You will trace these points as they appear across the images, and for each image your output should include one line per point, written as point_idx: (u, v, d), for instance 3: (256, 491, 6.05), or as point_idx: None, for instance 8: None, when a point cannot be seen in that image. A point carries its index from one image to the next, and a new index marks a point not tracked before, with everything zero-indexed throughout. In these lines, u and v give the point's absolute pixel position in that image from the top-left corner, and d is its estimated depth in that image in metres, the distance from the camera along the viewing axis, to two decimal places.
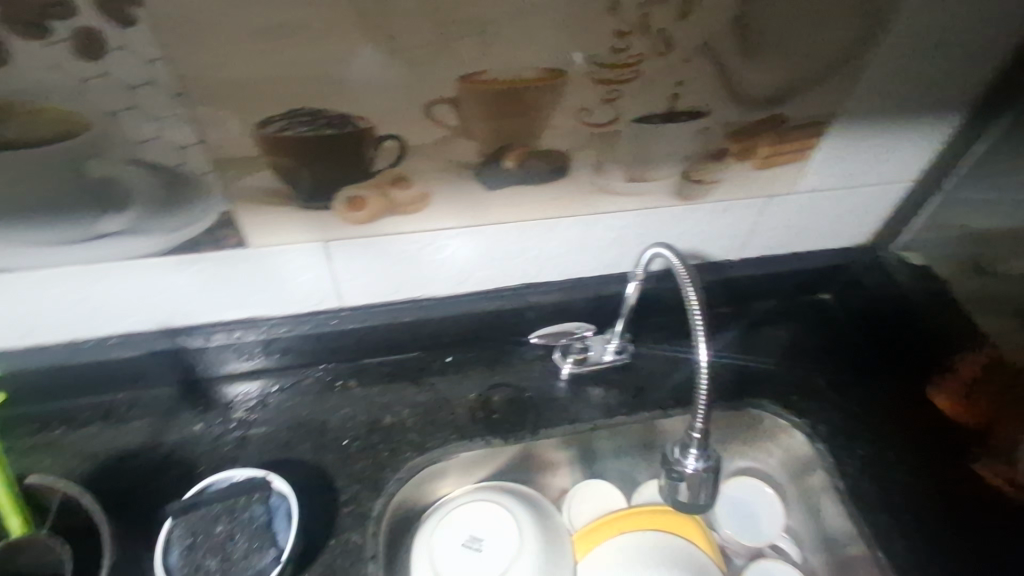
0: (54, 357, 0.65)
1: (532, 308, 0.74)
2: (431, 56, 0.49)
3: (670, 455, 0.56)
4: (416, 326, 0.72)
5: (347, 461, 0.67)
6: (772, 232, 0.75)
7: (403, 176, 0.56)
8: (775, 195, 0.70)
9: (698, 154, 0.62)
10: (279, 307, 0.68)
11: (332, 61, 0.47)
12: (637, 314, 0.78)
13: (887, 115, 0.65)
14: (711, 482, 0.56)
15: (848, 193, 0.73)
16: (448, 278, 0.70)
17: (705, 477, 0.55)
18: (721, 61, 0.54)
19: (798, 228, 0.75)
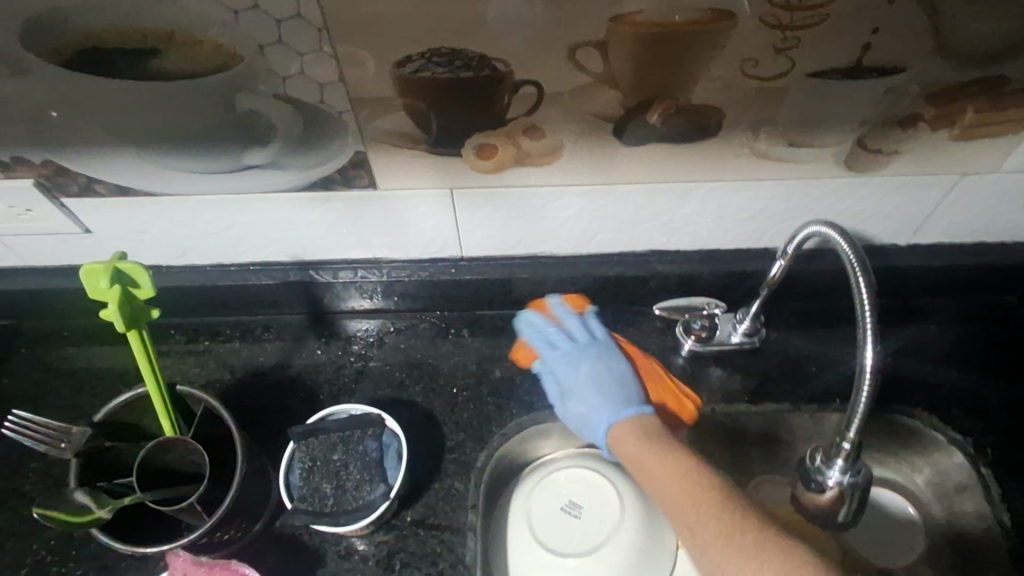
0: (201, 278, 0.70)
1: (657, 276, 0.68)
2: None
3: (809, 464, 0.51)
4: (534, 283, 0.70)
5: (456, 409, 0.68)
6: (957, 217, 0.63)
7: (537, 126, 0.53)
8: (970, 174, 0.58)
9: (881, 120, 0.52)
10: (402, 251, 0.68)
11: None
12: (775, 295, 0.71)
13: None
14: (855, 499, 0.50)
15: None
16: (572, 237, 0.66)
17: (851, 492, 0.50)
18: (932, 5, 0.45)
19: (992, 215, 0.63)
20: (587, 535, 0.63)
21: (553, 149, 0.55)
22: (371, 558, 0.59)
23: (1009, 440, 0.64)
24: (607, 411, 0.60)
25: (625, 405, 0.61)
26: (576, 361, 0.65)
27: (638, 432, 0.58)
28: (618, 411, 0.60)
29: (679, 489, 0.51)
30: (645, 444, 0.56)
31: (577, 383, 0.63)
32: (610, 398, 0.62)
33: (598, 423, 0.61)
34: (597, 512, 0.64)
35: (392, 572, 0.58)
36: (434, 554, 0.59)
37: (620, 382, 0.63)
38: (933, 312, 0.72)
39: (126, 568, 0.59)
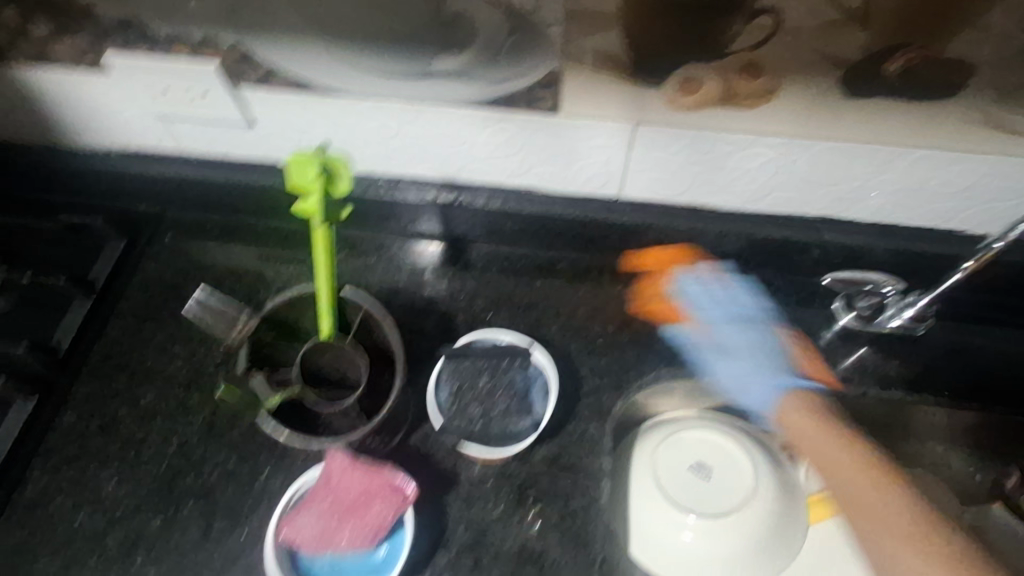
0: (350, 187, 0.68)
1: (823, 247, 0.64)
2: None
3: None
4: (689, 237, 0.67)
5: (593, 353, 0.67)
6: None
7: (757, 63, 0.49)
8: None
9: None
10: (559, 185, 0.66)
11: None
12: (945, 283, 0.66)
13: None
14: None
15: None
16: (743, 192, 0.62)
17: None
18: None
19: None
20: (715, 497, 0.60)
21: (765, 92, 0.51)
22: (502, 487, 0.59)
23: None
24: (767, 380, 0.64)
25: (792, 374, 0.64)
26: (752, 334, 0.66)
27: (815, 422, 0.60)
28: (784, 378, 0.64)
29: (857, 476, 0.56)
30: (870, 468, 0.56)
31: (737, 351, 0.65)
32: (771, 370, 0.64)
33: (757, 389, 0.64)
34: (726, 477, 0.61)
35: (523, 504, 0.58)
36: (564, 492, 0.59)
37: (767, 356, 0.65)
38: None
39: (264, 460, 0.60)
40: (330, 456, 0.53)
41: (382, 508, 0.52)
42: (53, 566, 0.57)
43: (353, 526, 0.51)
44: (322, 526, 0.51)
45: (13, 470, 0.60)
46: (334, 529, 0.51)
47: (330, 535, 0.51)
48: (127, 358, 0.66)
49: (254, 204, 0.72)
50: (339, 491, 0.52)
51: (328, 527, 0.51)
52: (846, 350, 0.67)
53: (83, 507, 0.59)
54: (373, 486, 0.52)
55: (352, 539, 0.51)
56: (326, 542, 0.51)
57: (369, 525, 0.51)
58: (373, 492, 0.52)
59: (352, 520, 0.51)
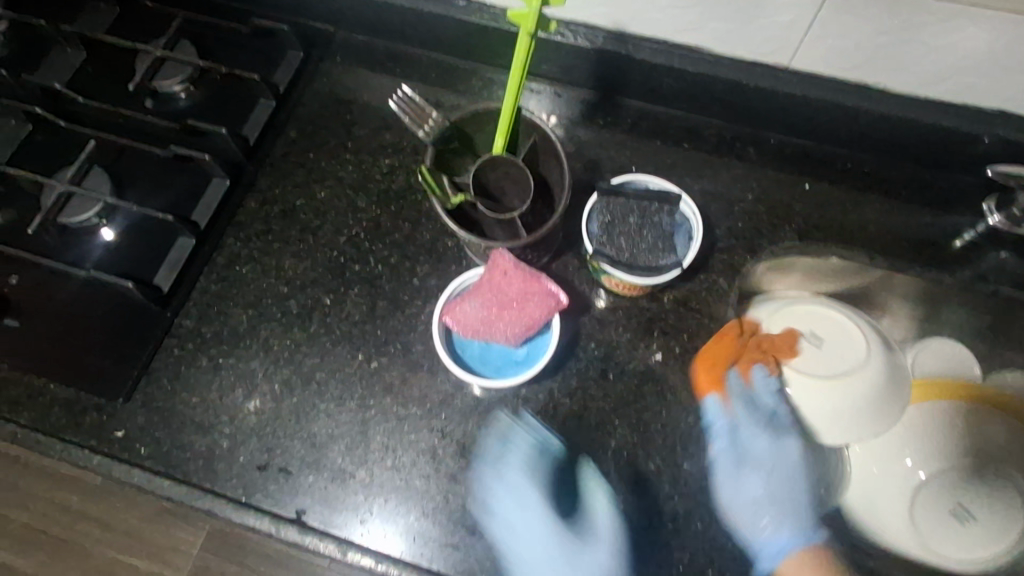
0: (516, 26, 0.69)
1: (991, 140, 0.64)
2: None
3: None
4: (852, 115, 0.67)
5: (731, 216, 0.71)
6: None
7: None
8: None
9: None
10: (730, 45, 0.65)
11: None
12: None
13: None
14: None
15: None
16: (924, 73, 0.61)
17: None
18: None
19: None
20: (827, 363, 0.65)
21: None
22: (633, 317, 0.66)
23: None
24: (788, 524, 0.65)
25: (798, 527, 0.65)
26: (776, 441, 0.67)
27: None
28: (787, 527, 0.65)
29: None
30: None
31: (765, 462, 0.66)
32: (783, 512, 0.66)
33: (775, 539, 0.64)
34: (842, 349, 0.66)
35: (651, 334, 0.65)
36: (690, 330, 0.66)
37: (791, 480, 0.67)
38: None
39: (424, 260, 0.68)
40: (495, 255, 0.60)
41: (537, 306, 0.59)
42: (244, 319, 0.66)
43: (510, 316, 0.59)
44: (483, 311, 0.60)
45: (208, 240, 0.69)
46: (494, 314, 0.59)
47: (490, 320, 0.60)
48: (304, 158, 0.74)
49: (423, 34, 0.75)
50: (501, 285, 0.59)
51: (489, 312, 0.59)
52: (989, 249, 0.70)
53: (269, 275, 0.68)
54: (531, 287, 0.60)
55: (508, 327, 0.60)
56: (486, 324, 0.60)
57: (524, 318, 0.59)
58: (532, 292, 0.59)
59: (510, 311, 0.59)
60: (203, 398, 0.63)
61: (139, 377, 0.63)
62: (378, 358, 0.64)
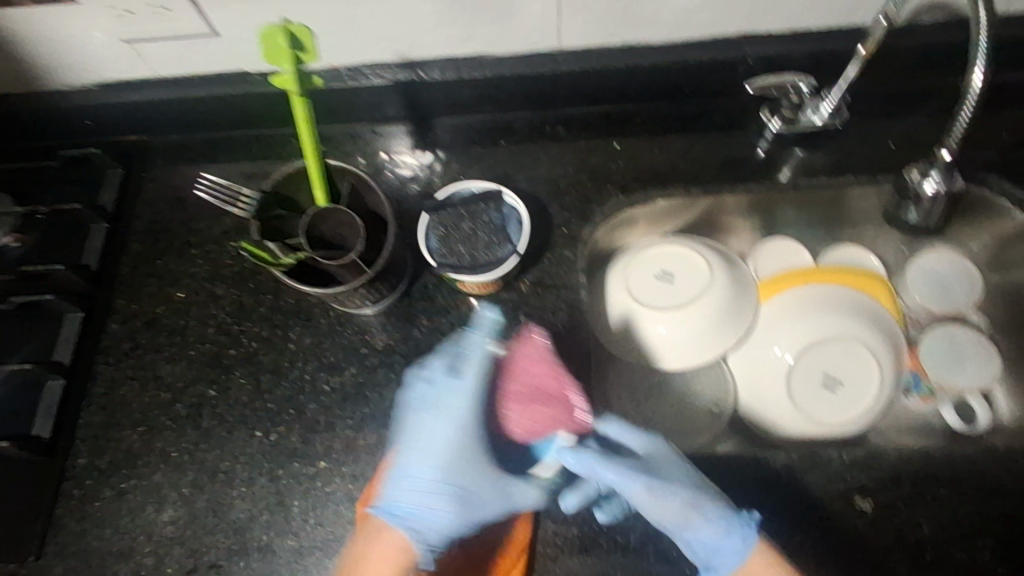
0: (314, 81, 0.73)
1: (749, 60, 0.71)
2: None
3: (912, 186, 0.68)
4: (630, 74, 0.73)
5: (561, 193, 0.77)
6: None
7: None
8: None
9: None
10: (503, 45, 0.71)
11: None
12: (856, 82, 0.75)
13: None
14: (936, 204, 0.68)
15: None
16: (670, 19, 0.68)
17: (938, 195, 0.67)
18: None
19: None
20: (677, 295, 0.71)
21: None
22: (498, 312, 0.71)
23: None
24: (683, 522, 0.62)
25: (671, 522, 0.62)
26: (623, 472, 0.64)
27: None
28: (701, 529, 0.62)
29: None
30: None
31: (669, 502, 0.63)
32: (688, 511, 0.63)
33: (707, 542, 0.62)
34: (687, 277, 0.72)
35: (518, 321, 0.70)
36: (553, 305, 0.71)
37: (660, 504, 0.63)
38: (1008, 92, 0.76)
39: (293, 323, 0.71)
40: (522, 333, 0.69)
41: (555, 412, 0.67)
42: (136, 438, 0.67)
43: (533, 409, 0.68)
44: (514, 395, 0.69)
45: (79, 374, 0.69)
46: (518, 399, 0.69)
47: (519, 408, 0.69)
48: (152, 266, 0.75)
49: (229, 116, 0.77)
50: (523, 372, 0.68)
51: (516, 402, 0.69)
52: (785, 151, 0.77)
53: (148, 388, 0.69)
54: (552, 387, 0.67)
55: (534, 420, 0.68)
56: (513, 404, 0.70)
57: (545, 418, 0.67)
58: (550, 388, 0.67)
59: (535, 407, 0.68)
60: (116, 526, 0.63)
61: (46, 530, 0.63)
62: (277, 430, 0.66)
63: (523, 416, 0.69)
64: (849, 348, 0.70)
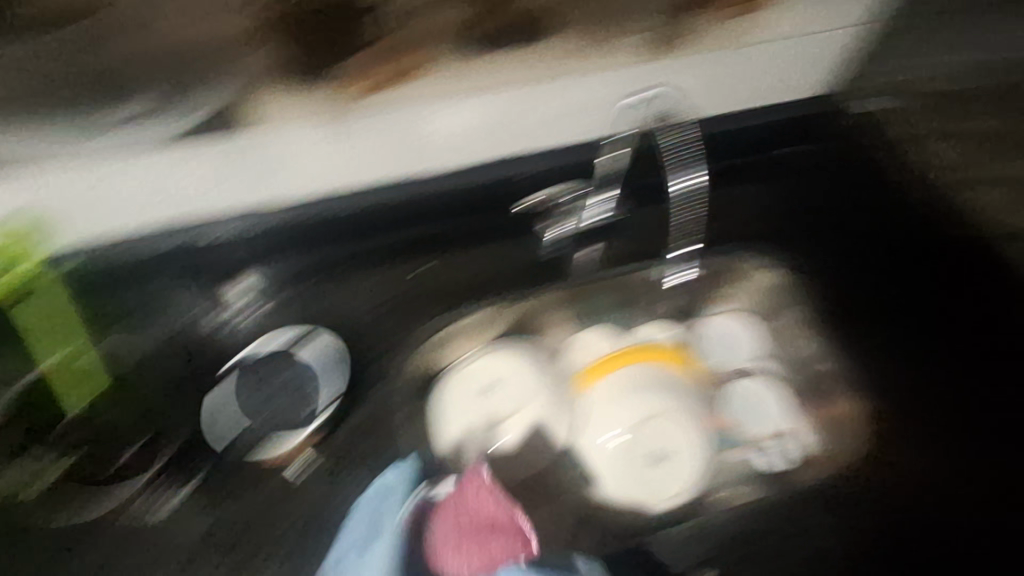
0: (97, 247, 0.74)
1: (513, 180, 0.85)
2: None
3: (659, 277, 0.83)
4: (409, 204, 0.82)
5: (369, 329, 0.77)
6: (726, 89, 0.87)
7: (392, 46, 0.65)
8: (720, 51, 0.81)
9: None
10: (290, 188, 0.79)
11: None
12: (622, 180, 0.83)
13: None
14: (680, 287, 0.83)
15: (781, 46, 0.85)
16: (440, 149, 0.82)
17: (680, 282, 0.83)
18: None
19: (745, 82, 0.88)
20: (496, 408, 0.72)
21: (405, 73, 0.69)
22: (317, 468, 0.69)
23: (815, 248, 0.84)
24: None
25: None
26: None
27: None
28: None
29: None
30: None
31: None
32: None
33: None
34: (504, 388, 0.73)
35: (337, 474, 0.69)
36: (376, 450, 0.71)
37: None
38: (745, 173, 0.87)
39: (83, 539, 0.62)
40: (472, 469, 0.68)
41: (505, 541, 0.61)
42: None
43: (482, 540, 0.61)
44: (456, 533, 0.61)
45: None
46: (466, 530, 0.61)
47: (458, 547, 0.60)
48: None
49: None
50: (474, 502, 0.64)
51: (454, 541, 0.60)
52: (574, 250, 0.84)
53: None
54: (502, 514, 0.64)
55: (478, 556, 0.60)
56: (456, 544, 0.60)
57: (495, 550, 0.60)
58: (499, 521, 0.63)
59: (481, 540, 0.61)
60: None
61: None
62: None
63: (460, 556, 0.59)
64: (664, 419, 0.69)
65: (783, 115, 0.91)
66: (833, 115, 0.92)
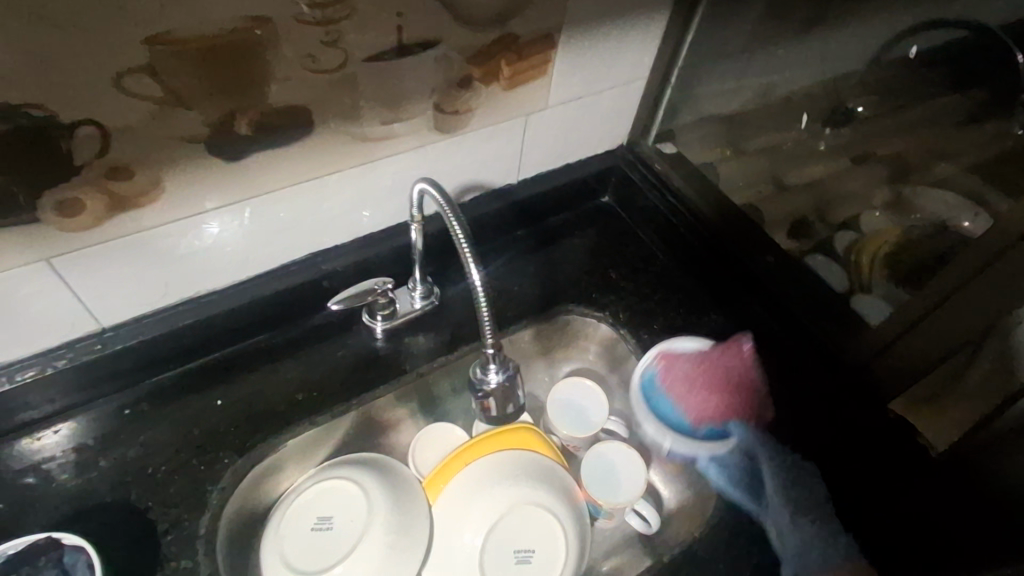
0: None
1: (328, 276, 0.73)
2: (93, 40, 0.45)
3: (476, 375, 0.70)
4: (200, 327, 0.68)
5: (164, 486, 0.63)
6: (542, 147, 0.83)
7: (120, 165, 0.53)
8: (530, 113, 0.76)
9: (414, 51, 0.60)
10: (24, 345, 0.61)
11: (64, 86, 0.46)
12: (443, 251, 0.81)
13: (605, 24, 0.73)
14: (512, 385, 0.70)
15: (590, 102, 0.82)
16: (228, 266, 0.67)
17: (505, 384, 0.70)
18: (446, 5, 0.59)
19: (562, 139, 0.85)
20: (335, 546, 0.64)
21: (146, 190, 0.55)
22: None
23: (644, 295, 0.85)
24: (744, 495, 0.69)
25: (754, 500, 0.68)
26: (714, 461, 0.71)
27: None
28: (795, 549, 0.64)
29: None
30: None
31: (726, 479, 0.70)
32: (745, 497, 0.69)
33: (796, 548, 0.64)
34: (344, 517, 0.66)
35: None
36: None
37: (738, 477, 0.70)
38: (561, 226, 0.92)
39: None
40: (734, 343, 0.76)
41: (739, 395, 0.74)
42: None
43: (735, 399, 0.73)
44: (688, 374, 0.74)
45: None
46: (695, 377, 0.74)
47: (685, 391, 0.73)
48: None
49: None
50: (728, 364, 0.74)
51: (686, 383, 0.74)
52: (407, 337, 0.77)
53: None
54: (735, 373, 0.74)
55: (690, 397, 0.73)
56: (687, 384, 0.74)
57: (704, 401, 0.73)
58: (742, 377, 0.74)
59: (699, 389, 0.73)
60: None
61: None
62: None
63: (698, 396, 0.73)
64: (521, 503, 0.68)
65: (598, 163, 0.92)
66: (643, 161, 0.93)
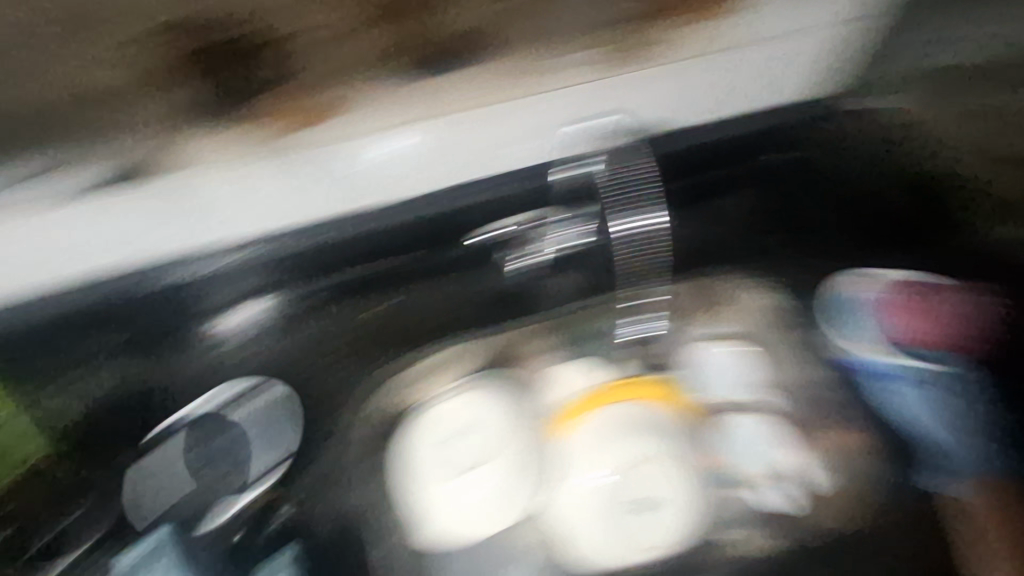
0: (32, 303, 0.69)
1: (482, 205, 0.78)
2: None
3: None
4: (368, 236, 0.77)
5: (333, 365, 0.76)
6: (706, 92, 0.81)
7: (311, 82, 0.62)
8: (691, 54, 0.75)
9: None
10: (232, 231, 0.74)
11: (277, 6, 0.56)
12: None
13: None
14: None
15: (762, 49, 0.78)
16: (397, 183, 0.77)
17: None
18: None
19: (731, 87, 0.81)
20: (473, 454, 0.68)
21: (332, 104, 0.65)
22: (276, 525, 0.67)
23: (786, 262, 0.81)
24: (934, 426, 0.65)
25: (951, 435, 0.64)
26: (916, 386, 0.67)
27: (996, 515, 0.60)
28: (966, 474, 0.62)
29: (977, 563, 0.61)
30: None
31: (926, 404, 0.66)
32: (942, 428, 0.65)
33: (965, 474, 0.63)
34: (482, 431, 0.70)
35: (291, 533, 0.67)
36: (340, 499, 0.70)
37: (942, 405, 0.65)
38: (728, 180, 0.81)
39: None
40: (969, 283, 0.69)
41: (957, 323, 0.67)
42: None
43: (956, 325, 0.67)
44: (902, 298, 0.71)
45: None
46: (905, 301, 0.70)
47: (897, 312, 0.70)
48: None
49: None
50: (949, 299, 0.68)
51: (902, 305, 0.70)
52: (552, 278, 0.78)
53: None
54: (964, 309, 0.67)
55: (901, 321, 0.69)
56: (898, 307, 0.70)
57: (913, 326, 0.69)
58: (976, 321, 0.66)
59: (916, 315, 0.69)
60: None
61: None
62: None
63: (906, 319, 0.69)
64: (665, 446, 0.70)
65: (786, 117, 0.83)
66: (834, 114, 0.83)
